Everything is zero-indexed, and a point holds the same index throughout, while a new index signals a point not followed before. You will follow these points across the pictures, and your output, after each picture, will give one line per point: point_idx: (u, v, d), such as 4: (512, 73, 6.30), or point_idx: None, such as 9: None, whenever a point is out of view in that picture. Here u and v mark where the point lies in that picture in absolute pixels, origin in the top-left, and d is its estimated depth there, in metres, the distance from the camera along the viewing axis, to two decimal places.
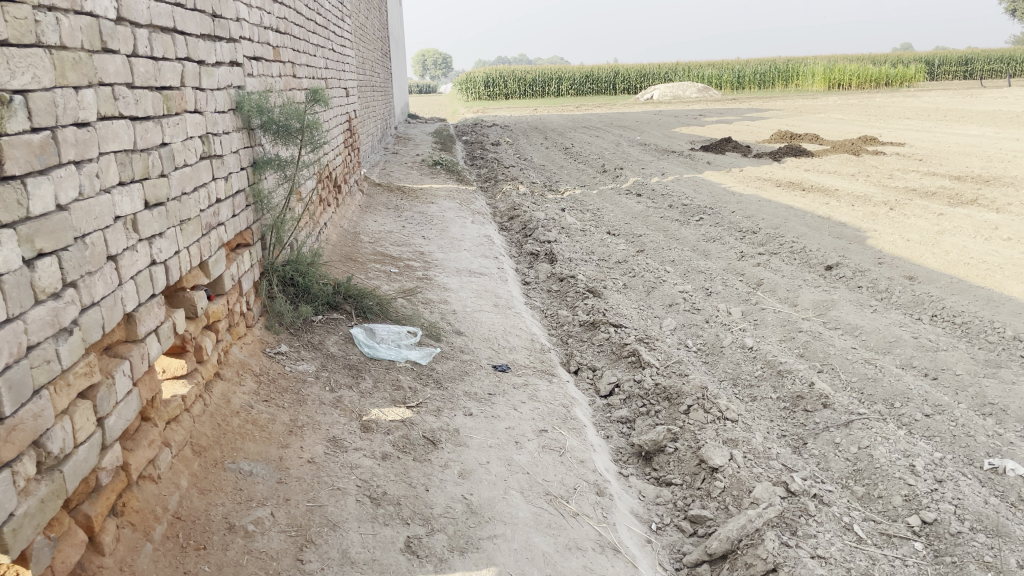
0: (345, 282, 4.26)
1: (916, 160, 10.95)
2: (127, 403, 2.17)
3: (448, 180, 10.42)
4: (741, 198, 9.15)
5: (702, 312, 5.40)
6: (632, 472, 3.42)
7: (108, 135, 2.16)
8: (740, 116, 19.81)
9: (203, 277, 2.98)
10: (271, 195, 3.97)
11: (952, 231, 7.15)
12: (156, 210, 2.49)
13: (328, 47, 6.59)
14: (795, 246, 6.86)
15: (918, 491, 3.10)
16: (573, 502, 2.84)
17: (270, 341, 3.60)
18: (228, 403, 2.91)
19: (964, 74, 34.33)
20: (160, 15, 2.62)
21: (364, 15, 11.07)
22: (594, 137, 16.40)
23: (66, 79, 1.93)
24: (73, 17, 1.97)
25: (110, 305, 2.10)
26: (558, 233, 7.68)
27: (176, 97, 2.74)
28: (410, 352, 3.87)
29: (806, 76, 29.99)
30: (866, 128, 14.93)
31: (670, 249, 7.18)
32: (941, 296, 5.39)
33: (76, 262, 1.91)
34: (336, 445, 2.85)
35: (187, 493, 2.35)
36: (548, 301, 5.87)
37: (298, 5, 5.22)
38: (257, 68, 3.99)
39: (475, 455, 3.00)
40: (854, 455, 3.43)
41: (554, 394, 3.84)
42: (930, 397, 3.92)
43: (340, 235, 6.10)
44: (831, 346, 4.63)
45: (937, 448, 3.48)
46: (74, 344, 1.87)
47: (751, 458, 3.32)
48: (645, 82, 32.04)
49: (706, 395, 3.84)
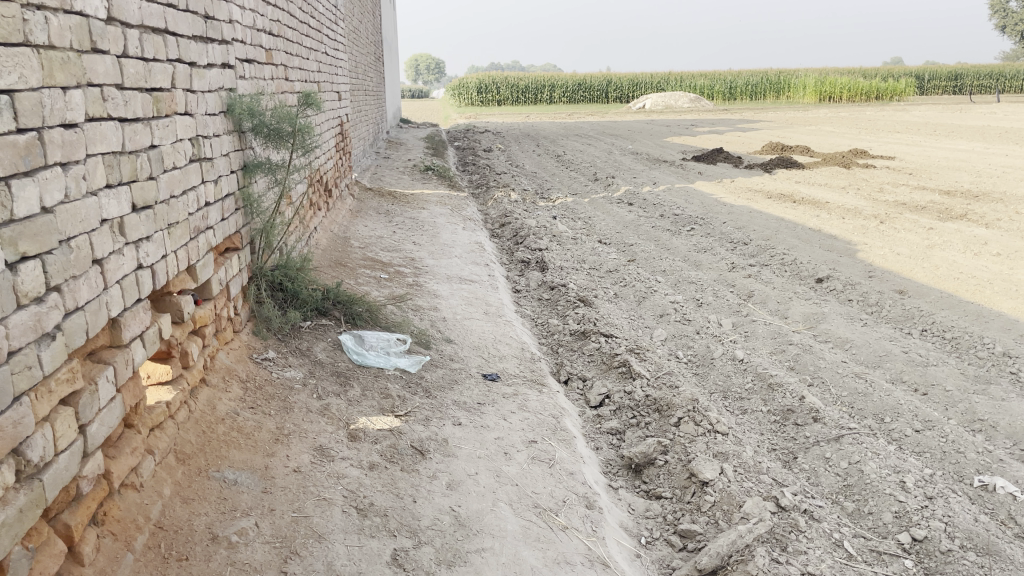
0: (335, 288, 4.22)
1: (906, 174, 10.99)
2: (111, 410, 2.13)
3: (440, 186, 10.40)
4: (732, 209, 9.16)
5: (693, 322, 5.39)
6: (622, 485, 3.39)
7: (96, 136, 2.12)
8: (731, 127, 19.87)
9: (191, 281, 2.94)
10: (261, 199, 3.93)
11: (942, 246, 7.17)
12: (144, 213, 2.45)
13: (321, 50, 6.56)
14: (786, 258, 6.86)
15: (908, 507, 3.09)
16: (562, 516, 2.81)
17: (257, 347, 3.55)
18: (213, 410, 2.87)
19: (953, 89, 34.58)
20: (151, 16, 2.58)
21: (357, 21, 11.06)
22: (586, 145, 16.42)
23: (54, 79, 1.89)
24: (63, 17, 1.94)
25: (95, 309, 2.06)
26: (549, 241, 7.66)
27: (166, 99, 2.70)
28: (399, 360, 3.83)
29: (796, 88, 30.17)
30: (858, 141, 14.99)
31: (661, 259, 7.17)
32: (931, 311, 5.40)
33: (60, 265, 1.87)
34: (323, 454, 2.81)
35: (170, 502, 2.31)
36: (539, 309, 5.84)
37: (291, 8, 5.20)
38: (249, 71, 3.96)
39: (463, 466, 2.97)
40: (844, 470, 3.41)
41: (543, 404, 3.81)
42: (920, 412, 3.91)
43: (331, 240, 6.07)
44: (821, 359, 4.62)
45: (928, 464, 3.47)
46: (57, 350, 1.83)
47: (741, 472, 3.30)
48: (638, 91, 32.12)
49: (697, 407, 3.82)
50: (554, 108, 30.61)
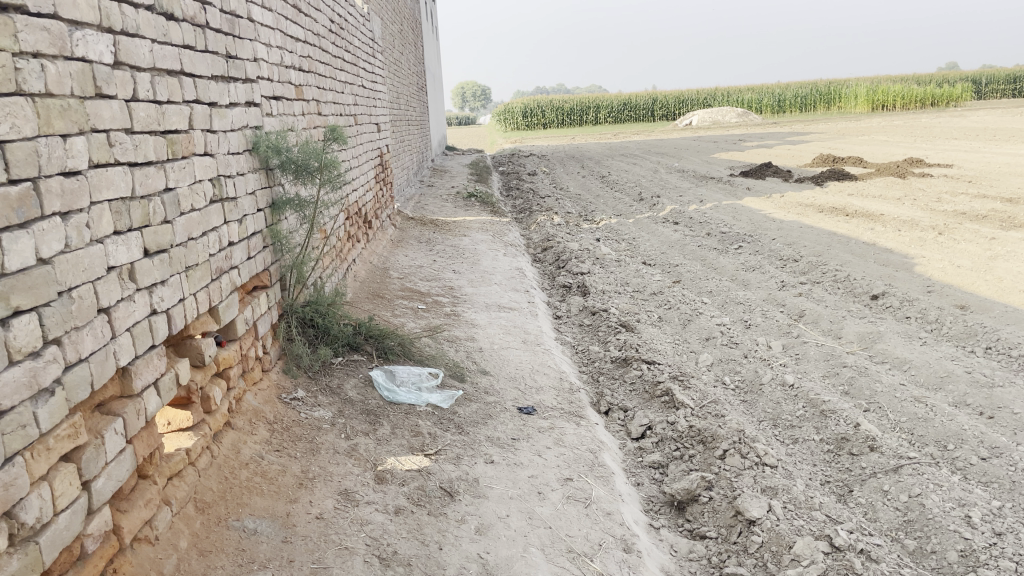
0: (367, 322, 4.15)
1: (965, 182, 10.57)
2: (119, 463, 2.08)
3: (482, 212, 10.34)
4: (782, 224, 8.89)
5: (740, 346, 5.18)
6: (664, 524, 3.22)
7: (102, 183, 2.08)
8: (779, 141, 19.47)
9: (213, 322, 2.90)
10: (290, 235, 3.89)
11: (1005, 256, 6.82)
12: (157, 258, 2.40)
13: (358, 83, 6.60)
14: (839, 274, 6.59)
15: (975, 546, 2.85)
16: (598, 561, 2.67)
17: (287, 386, 3.49)
18: (237, 454, 2.80)
19: (1012, 92, 33.46)
20: (165, 57, 2.55)
21: (398, 52, 11.16)
22: (632, 164, 16.24)
23: (53, 127, 1.85)
24: (63, 63, 1.91)
25: (101, 360, 2.01)
26: (592, 264, 7.52)
27: (183, 141, 2.67)
28: (431, 396, 3.73)
29: (848, 98, 29.44)
30: (913, 150, 14.52)
31: (707, 280, 6.96)
32: (996, 327, 5.11)
33: (60, 317, 1.83)
34: (347, 499, 2.71)
35: (185, 556, 2.23)
36: (579, 336, 5.70)
37: (324, 42, 5.23)
38: (276, 108, 3.95)
39: (494, 508, 2.85)
40: (904, 505, 3.19)
41: (581, 438, 3.66)
42: (987, 438, 3.66)
43: (368, 271, 6.03)
44: (878, 382, 4.37)
45: (995, 495, 3.23)
46: (55, 406, 1.78)
47: (791, 509, 3.11)
48: (684, 108, 31.74)
49: (743, 438, 3.64)
50: (600, 129, 30.46)
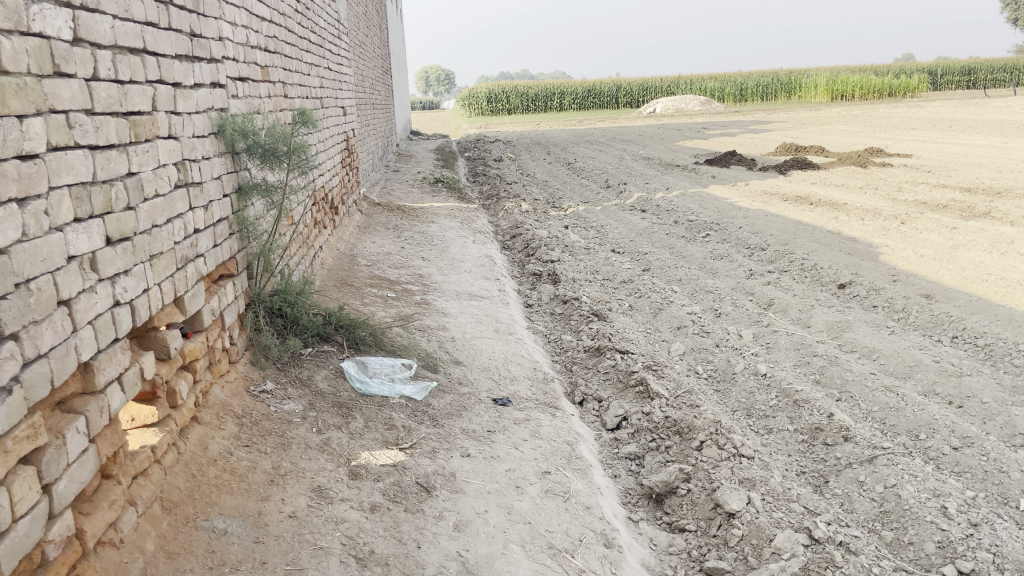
0: (336, 311, 4.04)
1: (924, 171, 10.70)
2: (82, 464, 1.97)
3: (449, 198, 10.22)
4: (748, 213, 8.92)
5: (712, 335, 5.17)
6: (642, 517, 3.19)
7: (61, 167, 1.96)
8: (742, 129, 19.61)
9: (178, 313, 2.78)
10: (257, 221, 3.76)
11: (967, 246, 6.91)
12: (120, 246, 2.27)
13: (324, 65, 6.43)
14: (806, 263, 6.62)
15: (952, 537, 2.87)
16: (579, 557, 2.62)
17: (255, 378, 3.37)
18: (205, 450, 2.70)
19: (966, 84, 34.13)
20: (127, 35, 2.42)
21: (363, 34, 10.93)
22: (598, 151, 16.22)
23: (7, 107, 1.73)
24: (18, 39, 1.78)
25: (61, 355, 1.90)
26: (561, 252, 7.47)
27: (146, 123, 2.54)
28: (404, 387, 3.64)
29: (808, 88, 29.76)
30: (873, 139, 14.69)
31: (677, 267, 6.95)
32: (961, 316, 5.17)
33: (17, 310, 1.71)
34: (320, 496, 2.62)
35: (152, 559, 2.13)
36: (551, 325, 5.64)
37: (289, 22, 5.06)
38: (241, 90, 3.80)
39: (472, 504, 2.79)
40: (880, 496, 3.19)
41: (557, 430, 3.61)
42: (958, 428, 3.69)
43: (336, 259, 5.90)
44: (848, 371, 4.39)
45: (969, 485, 3.25)
46: (13, 406, 1.67)
47: (770, 500, 3.10)
48: (648, 95, 31.80)
49: (720, 429, 3.61)
50: (565, 115, 30.38)
